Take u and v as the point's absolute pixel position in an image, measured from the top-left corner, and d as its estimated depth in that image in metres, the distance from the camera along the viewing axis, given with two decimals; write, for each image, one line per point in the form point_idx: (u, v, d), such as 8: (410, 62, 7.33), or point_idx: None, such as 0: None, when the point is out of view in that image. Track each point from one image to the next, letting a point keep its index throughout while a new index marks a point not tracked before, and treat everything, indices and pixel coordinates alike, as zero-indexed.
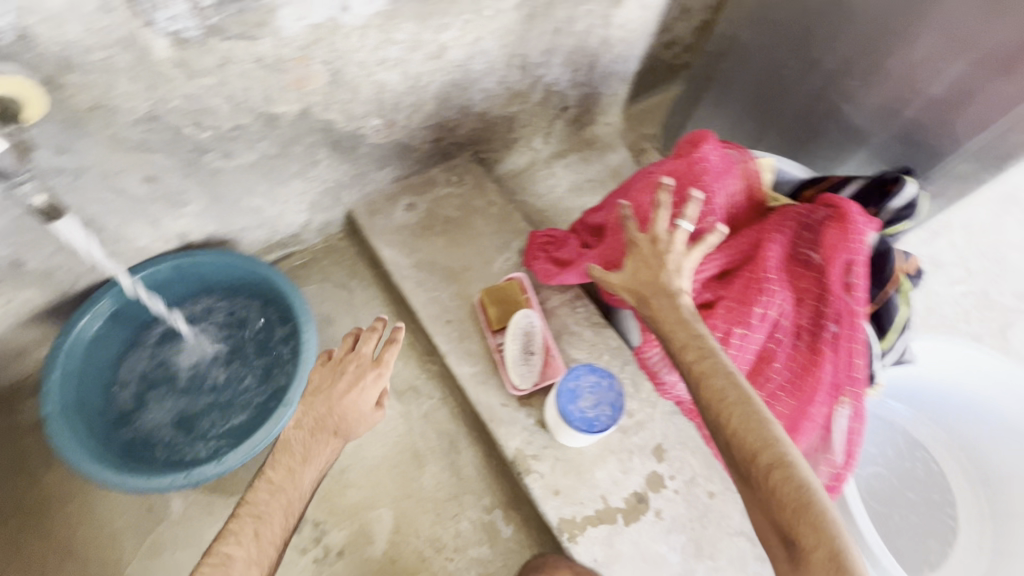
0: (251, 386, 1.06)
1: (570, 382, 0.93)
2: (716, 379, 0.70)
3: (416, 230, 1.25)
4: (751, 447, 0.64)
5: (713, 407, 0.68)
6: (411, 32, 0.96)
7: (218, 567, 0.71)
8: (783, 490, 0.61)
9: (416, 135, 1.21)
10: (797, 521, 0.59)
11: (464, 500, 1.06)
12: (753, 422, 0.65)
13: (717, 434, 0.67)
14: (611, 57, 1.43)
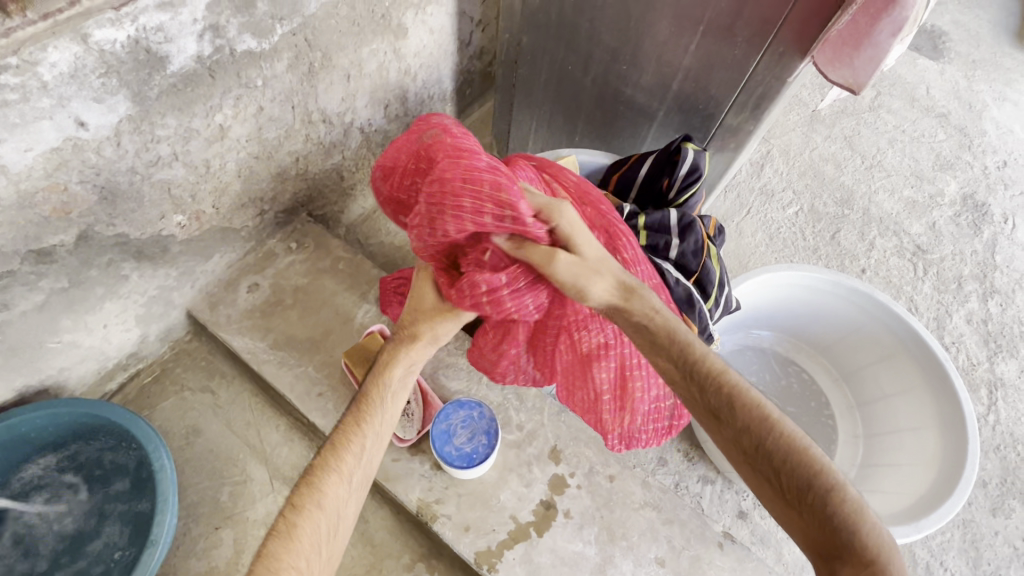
0: (108, 542, 0.98)
1: (442, 424, 1.01)
2: (748, 392, 0.70)
3: (266, 309, 1.20)
4: (802, 472, 0.64)
5: (745, 418, 0.68)
6: (175, 124, 0.91)
7: (318, 481, 0.75)
8: (834, 513, 0.62)
9: (233, 217, 1.15)
10: (849, 538, 0.61)
11: (383, 565, 1.04)
12: (796, 447, 0.66)
13: (761, 460, 0.66)
14: (421, 83, 1.44)
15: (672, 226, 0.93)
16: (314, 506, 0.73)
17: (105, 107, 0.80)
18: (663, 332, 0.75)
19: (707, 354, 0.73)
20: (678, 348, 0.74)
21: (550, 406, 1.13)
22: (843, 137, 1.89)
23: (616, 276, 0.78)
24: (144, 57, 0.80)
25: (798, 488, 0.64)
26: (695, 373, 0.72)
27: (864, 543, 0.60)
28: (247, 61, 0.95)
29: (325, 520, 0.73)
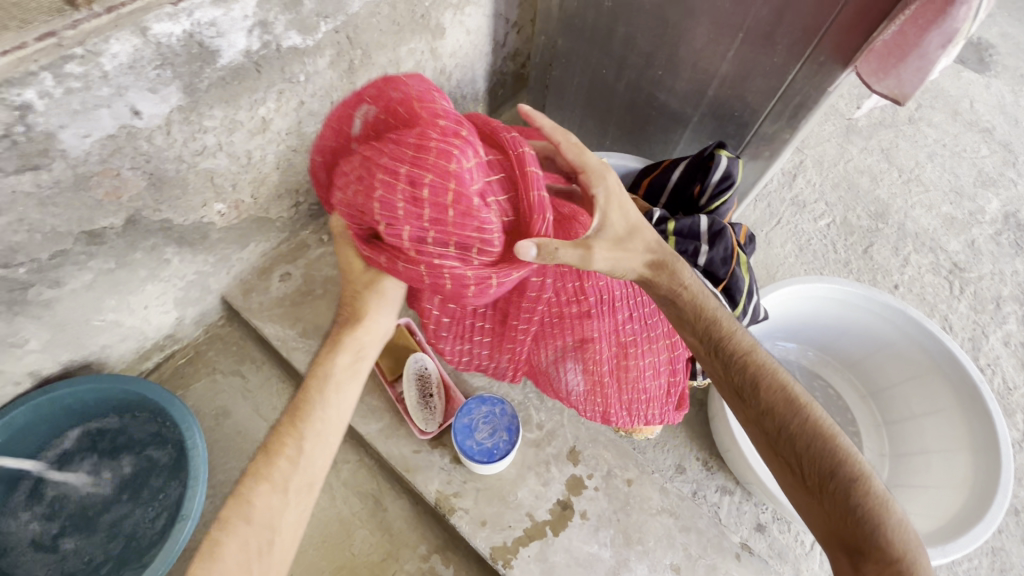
0: (141, 515, 1.02)
1: (465, 418, 1.02)
2: (781, 381, 0.76)
3: (297, 298, 1.23)
4: (825, 460, 0.70)
5: (773, 403, 0.75)
6: (222, 116, 0.94)
7: (244, 496, 0.72)
8: (855, 503, 0.67)
9: (270, 207, 1.19)
10: (867, 525, 0.66)
11: (400, 555, 1.06)
12: (822, 436, 0.71)
13: (785, 444, 0.73)
14: (454, 83, 1.46)
15: (702, 232, 0.93)
16: (244, 519, 0.71)
17: (159, 97, 0.84)
18: (704, 317, 0.81)
19: (744, 342, 0.80)
20: (718, 334, 0.80)
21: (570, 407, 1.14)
22: (880, 149, 1.85)
23: (666, 262, 0.81)
24: (197, 51, 0.84)
25: (820, 475, 0.70)
26: (731, 358, 0.79)
27: (884, 535, 0.65)
28: (291, 57, 0.98)
29: (252, 536, 0.70)
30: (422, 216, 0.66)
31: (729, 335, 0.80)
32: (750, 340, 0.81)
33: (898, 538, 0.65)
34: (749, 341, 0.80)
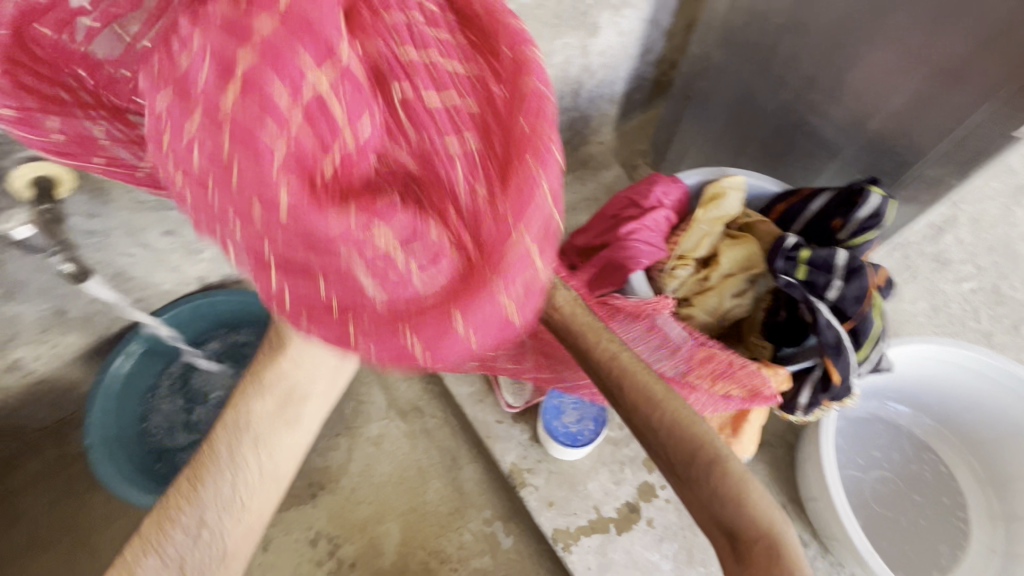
0: None
1: (555, 400, 1.08)
2: (624, 361, 0.73)
3: None
4: (689, 447, 0.67)
5: (618, 381, 0.72)
6: None
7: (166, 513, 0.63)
8: (720, 488, 0.65)
9: None
10: (738, 507, 0.64)
11: (466, 513, 1.12)
12: (688, 418, 0.69)
13: (655, 438, 0.70)
14: (595, 81, 1.49)
15: (838, 266, 0.89)
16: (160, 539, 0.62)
17: None
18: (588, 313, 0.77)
19: (604, 345, 0.75)
20: (592, 343, 0.75)
21: None
22: None
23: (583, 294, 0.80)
24: None
25: (686, 466, 0.68)
26: (595, 354, 0.74)
27: (748, 514, 0.63)
28: None
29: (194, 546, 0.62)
30: (223, 134, 0.43)
31: (598, 343, 0.75)
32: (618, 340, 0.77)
33: (763, 513, 0.64)
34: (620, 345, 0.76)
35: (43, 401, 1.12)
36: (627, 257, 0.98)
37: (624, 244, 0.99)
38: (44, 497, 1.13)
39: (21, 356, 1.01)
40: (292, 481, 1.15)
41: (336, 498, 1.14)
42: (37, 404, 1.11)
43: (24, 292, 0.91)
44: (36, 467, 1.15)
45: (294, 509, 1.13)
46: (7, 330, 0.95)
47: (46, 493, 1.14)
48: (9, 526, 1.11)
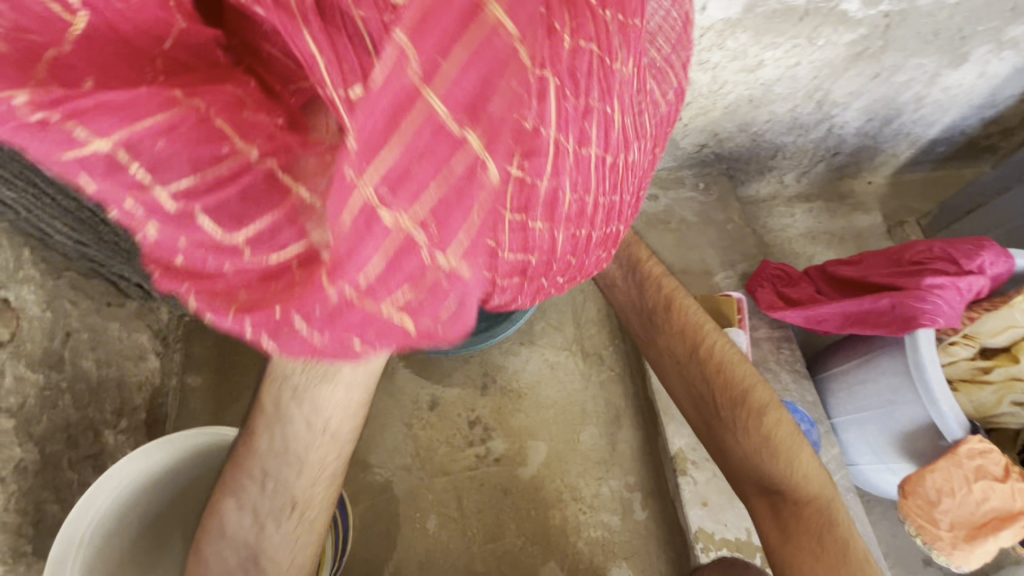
0: None
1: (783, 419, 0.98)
2: (730, 366, 0.89)
3: (652, 220, 1.32)
4: (783, 461, 0.82)
5: (731, 394, 0.87)
6: (742, 43, 1.01)
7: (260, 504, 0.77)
8: (804, 512, 0.79)
9: (689, 136, 1.26)
10: (828, 535, 0.77)
11: (611, 469, 1.14)
12: (789, 439, 0.84)
13: (750, 454, 0.84)
14: (915, 116, 1.33)
15: None
16: None
17: (728, 4, 0.92)
18: (706, 326, 0.93)
19: (707, 341, 0.92)
20: (692, 330, 0.93)
21: (843, 476, 1.05)
22: None
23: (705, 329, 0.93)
24: None
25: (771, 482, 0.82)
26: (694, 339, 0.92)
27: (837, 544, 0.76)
28: (833, 20, 0.99)
29: None
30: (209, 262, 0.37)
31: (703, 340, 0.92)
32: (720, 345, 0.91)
33: (850, 542, 0.77)
34: (720, 347, 0.91)
35: None
36: (920, 304, 0.89)
37: (920, 292, 0.90)
38: None
39: None
40: (471, 366, 1.21)
41: (503, 398, 1.19)
42: None
43: None
44: None
45: (466, 388, 1.20)
46: None
47: None
48: None
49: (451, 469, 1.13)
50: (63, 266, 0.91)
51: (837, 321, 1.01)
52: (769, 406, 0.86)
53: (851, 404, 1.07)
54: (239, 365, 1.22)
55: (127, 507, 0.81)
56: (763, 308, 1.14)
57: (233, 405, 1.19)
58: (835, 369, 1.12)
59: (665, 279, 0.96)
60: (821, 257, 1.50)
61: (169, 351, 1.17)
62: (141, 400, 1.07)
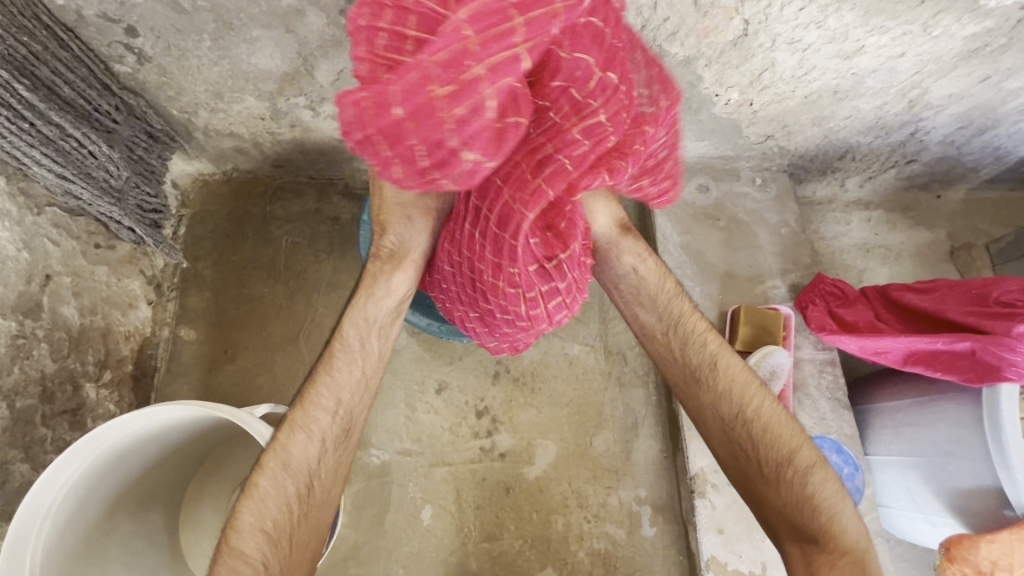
0: None
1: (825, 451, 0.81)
2: (779, 431, 0.81)
3: (698, 214, 1.19)
4: (828, 526, 0.76)
5: (773, 455, 0.80)
6: (845, 23, 0.86)
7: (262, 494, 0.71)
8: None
9: (754, 125, 1.12)
10: None
11: (622, 480, 1.06)
12: (834, 503, 0.78)
13: (794, 517, 0.77)
14: (1012, 130, 1.18)
15: None
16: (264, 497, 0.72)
17: None
18: (751, 379, 0.84)
19: (751, 400, 0.83)
20: (738, 386, 0.83)
21: (873, 519, 0.97)
22: None
23: (752, 384, 0.83)
24: None
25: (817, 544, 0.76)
26: (738, 397, 0.83)
27: None
28: (960, 7, 0.84)
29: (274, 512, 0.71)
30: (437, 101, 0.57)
31: (748, 399, 0.83)
32: (766, 404, 0.83)
33: None
34: (765, 407, 0.82)
35: (328, 155, 1.16)
36: (1008, 354, 0.79)
37: (1010, 340, 0.80)
38: (290, 236, 1.19)
39: None
40: (483, 353, 1.12)
41: (515, 389, 1.11)
42: (323, 155, 1.16)
43: None
44: (294, 209, 1.21)
45: (476, 374, 1.11)
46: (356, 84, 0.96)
47: (292, 233, 1.19)
48: (256, 245, 1.18)
49: (452, 460, 1.06)
50: (45, 201, 0.82)
51: (900, 355, 0.91)
52: (816, 469, 0.79)
53: (895, 444, 0.97)
54: (236, 321, 1.13)
55: (94, 488, 0.74)
56: (812, 329, 1.03)
57: (226, 364, 1.10)
58: (883, 404, 1.02)
59: (710, 337, 0.86)
60: (873, 272, 1.38)
61: (162, 299, 1.09)
62: (128, 351, 1.00)
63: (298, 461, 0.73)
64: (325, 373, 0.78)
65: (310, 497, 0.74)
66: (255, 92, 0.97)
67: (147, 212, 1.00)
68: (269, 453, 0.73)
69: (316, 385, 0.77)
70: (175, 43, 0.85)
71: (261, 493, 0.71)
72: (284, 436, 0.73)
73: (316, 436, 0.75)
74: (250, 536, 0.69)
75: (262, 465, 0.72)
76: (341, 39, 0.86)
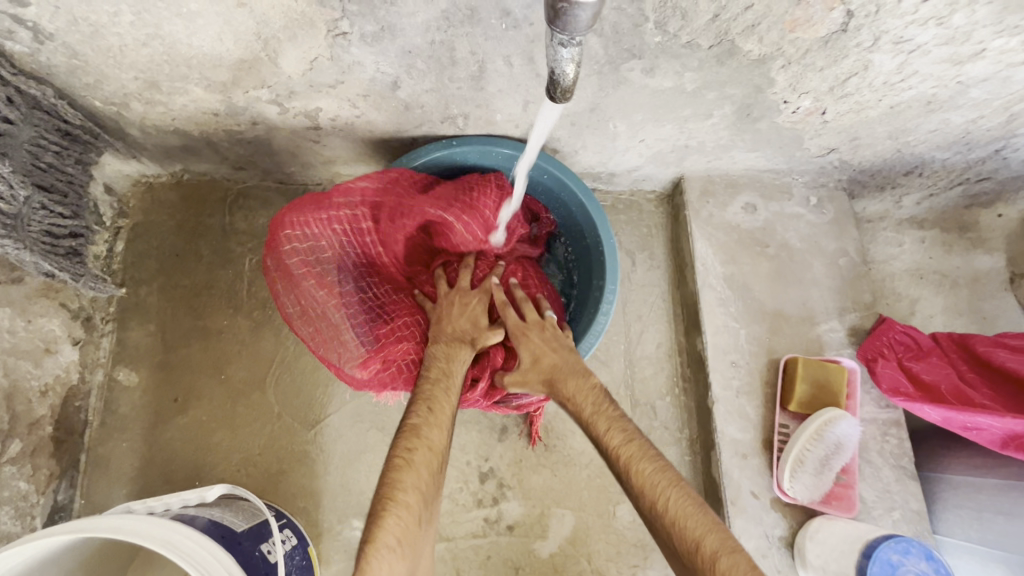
0: None
1: (893, 553, 0.75)
2: (687, 522, 0.62)
3: (743, 239, 1.01)
4: None
5: (685, 554, 0.61)
6: (974, 19, 0.66)
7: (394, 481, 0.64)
8: None
9: (820, 137, 0.93)
10: None
11: (650, 557, 0.91)
12: None
13: None
14: None
15: None
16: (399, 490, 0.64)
17: None
18: (646, 462, 0.67)
19: (643, 491, 0.65)
20: (635, 478, 0.66)
21: None
22: None
23: (655, 465, 0.66)
24: None
25: None
26: (637, 492, 0.66)
27: None
28: None
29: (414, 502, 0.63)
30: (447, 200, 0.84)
31: (640, 489, 0.66)
32: (667, 492, 0.64)
33: None
34: (662, 495, 0.64)
35: (300, 158, 0.94)
36: None
37: None
38: (254, 255, 0.98)
39: (322, 109, 0.81)
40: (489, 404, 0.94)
41: (526, 448, 0.94)
42: (294, 158, 0.94)
43: (386, 44, 0.68)
44: (259, 222, 0.99)
45: (481, 429, 0.94)
46: (334, 76, 0.74)
47: (257, 252, 0.98)
48: (212, 266, 0.97)
49: (452, 533, 0.90)
50: None
51: (999, 437, 0.77)
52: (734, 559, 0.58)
53: (975, 530, 0.83)
54: (188, 363, 0.93)
55: None
56: (884, 392, 0.87)
57: (177, 417, 0.91)
58: (954, 478, 0.87)
59: (615, 429, 0.71)
60: (926, 302, 1.22)
61: (93, 336, 0.89)
62: (46, 411, 0.82)
63: (428, 475, 0.66)
64: (432, 410, 0.71)
65: (436, 492, 0.68)
66: (202, 81, 0.75)
67: (62, 238, 0.80)
68: (396, 471, 0.65)
69: (433, 410, 0.71)
70: (82, 16, 0.62)
71: (400, 500, 0.63)
72: (411, 451, 0.67)
73: (440, 453, 0.69)
74: (394, 540, 0.60)
75: (398, 475, 0.64)
76: (313, 17, 0.64)
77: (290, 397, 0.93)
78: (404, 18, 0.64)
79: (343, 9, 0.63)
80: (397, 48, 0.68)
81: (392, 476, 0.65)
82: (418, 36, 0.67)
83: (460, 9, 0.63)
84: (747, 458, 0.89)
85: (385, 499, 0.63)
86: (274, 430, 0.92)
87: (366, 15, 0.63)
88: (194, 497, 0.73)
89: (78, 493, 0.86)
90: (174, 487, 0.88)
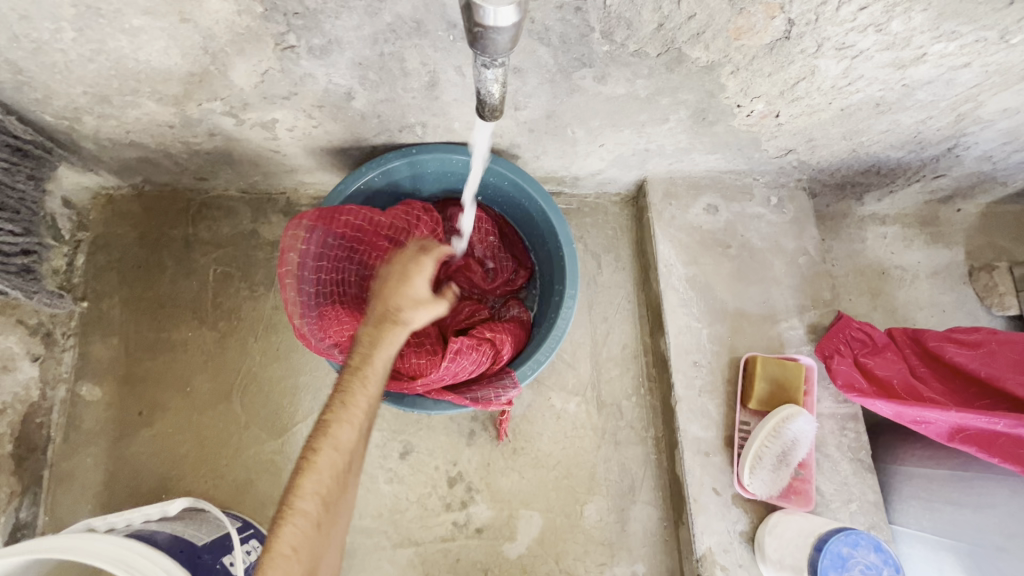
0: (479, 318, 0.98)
1: (842, 546, 0.76)
2: None
3: (705, 240, 1.03)
4: None
5: None
6: (911, 26, 0.68)
7: (291, 488, 0.60)
8: None
9: (776, 139, 0.94)
10: None
11: (617, 554, 0.93)
12: None
13: None
14: None
15: None
16: (299, 495, 0.60)
17: None
18: None
19: None
20: None
21: None
22: None
23: None
24: None
25: None
26: None
27: None
28: None
29: (314, 507, 0.60)
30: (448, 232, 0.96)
31: None
32: None
33: None
34: None
35: (261, 168, 0.94)
36: None
37: None
38: (218, 266, 0.98)
39: (278, 120, 0.81)
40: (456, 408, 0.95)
41: (495, 451, 0.95)
42: (255, 168, 0.94)
43: (335, 56, 0.68)
44: (222, 232, 0.99)
45: (448, 434, 0.95)
46: (287, 88, 0.74)
47: (221, 262, 0.98)
48: (175, 278, 0.97)
49: (421, 538, 0.91)
50: None
51: (947, 430, 0.79)
52: None
53: (926, 519, 0.85)
54: (153, 375, 0.93)
55: None
56: (839, 387, 0.89)
57: (141, 430, 0.91)
58: (909, 468, 0.90)
59: None
60: (888, 296, 1.24)
61: (54, 351, 0.89)
62: (4, 428, 0.81)
63: (331, 478, 0.61)
64: (344, 406, 0.65)
65: (347, 497, 0.63)
66: (153, 95, 0.74)
67: (13, 255, 0.80)
68: (299, 474, 0.61)
69: (346, 405, 0.65)
70: (22, 33, 0.62)
71: (298, 506, 0.60)
72: (315, 452, 0.62)
73: (349, 453, 0.63)
74: (288, 548, 0.57)
75: (297, 480, 0.61)
76: (260, 32, 0.64)
77: (257, 407, 0.93)
78: (348, 31, 0.64)
79: (288, 24, 0.63)
80: (346, 60, 0.69)
81: (293, 480, 0.61)
82: (365, 47, 0.67)
83: (405, 22, 0.63)
84: (709, 455, 0.91)
85: (285, 505, 0.60)
86: (240, 440, 0.92)
87: (311, 29, 0.64)
88: (156, 513, 0.74)
89: (41, 510, 0.86)
90: (139, 500, 0.88)
